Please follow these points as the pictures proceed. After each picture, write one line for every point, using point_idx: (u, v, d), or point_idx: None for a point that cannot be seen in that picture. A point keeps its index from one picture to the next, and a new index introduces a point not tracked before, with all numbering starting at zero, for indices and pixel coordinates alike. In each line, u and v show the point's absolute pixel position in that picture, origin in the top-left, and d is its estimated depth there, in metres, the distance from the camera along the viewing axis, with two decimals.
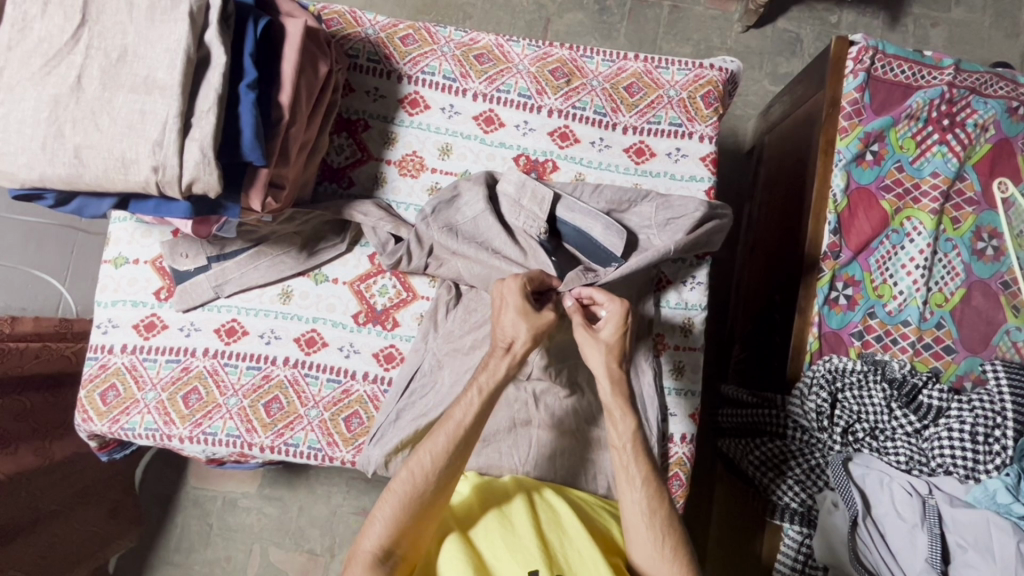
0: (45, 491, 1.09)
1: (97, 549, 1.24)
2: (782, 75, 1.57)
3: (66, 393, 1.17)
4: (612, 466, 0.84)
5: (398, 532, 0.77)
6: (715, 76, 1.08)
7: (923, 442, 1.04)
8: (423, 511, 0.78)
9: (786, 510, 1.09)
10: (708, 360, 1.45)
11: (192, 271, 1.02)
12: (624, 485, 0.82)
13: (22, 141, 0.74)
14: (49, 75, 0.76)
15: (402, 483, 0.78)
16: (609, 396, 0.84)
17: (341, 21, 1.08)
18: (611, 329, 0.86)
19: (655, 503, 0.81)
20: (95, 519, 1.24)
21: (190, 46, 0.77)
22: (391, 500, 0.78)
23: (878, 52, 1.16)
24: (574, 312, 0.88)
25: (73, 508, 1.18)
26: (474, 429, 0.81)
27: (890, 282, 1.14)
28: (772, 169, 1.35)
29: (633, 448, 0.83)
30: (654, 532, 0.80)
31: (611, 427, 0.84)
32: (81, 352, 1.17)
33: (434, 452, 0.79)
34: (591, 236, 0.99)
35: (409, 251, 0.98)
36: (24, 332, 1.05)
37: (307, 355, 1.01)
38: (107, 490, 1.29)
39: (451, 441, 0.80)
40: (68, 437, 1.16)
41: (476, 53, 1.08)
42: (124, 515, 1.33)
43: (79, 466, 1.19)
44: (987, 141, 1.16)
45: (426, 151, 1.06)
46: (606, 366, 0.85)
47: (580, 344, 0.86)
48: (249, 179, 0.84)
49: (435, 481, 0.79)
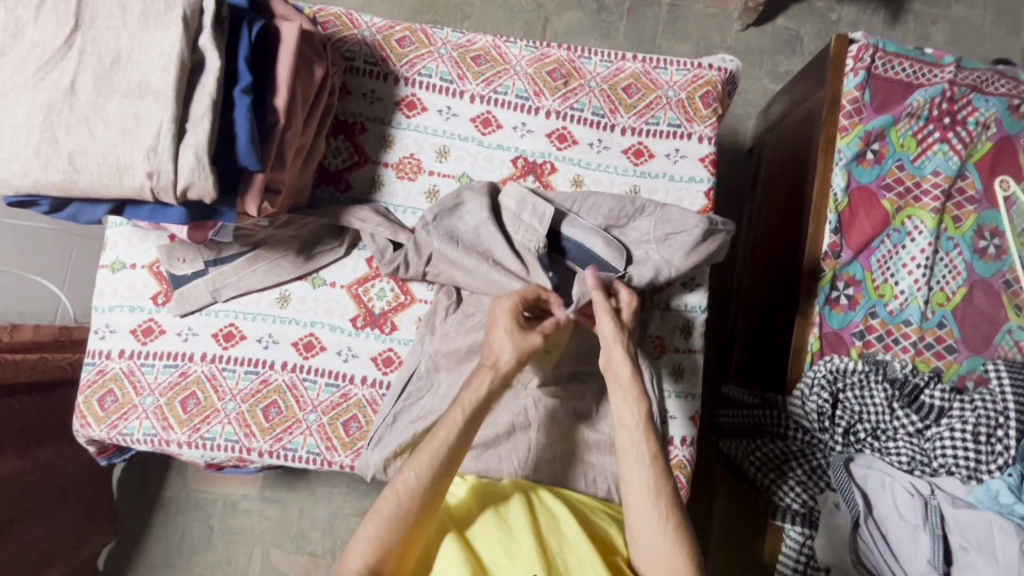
0: (24, 492, 1.09)
1: (72, 547, 1.23)
2: (782, 74, 1.56)
3: (53, 396, 1.17)
4: (620, 446, 0.83)
5: (382, 553, 0.77)
6: (714, 76, 1.07)
7: (924, 441, 1.03)
8: (408, 530, 0.78)
9: (787, 511, 1.06)
10: (709, 359, 1.44)
11: (189, 275, 1.01)
12: (630, 464, 0.82)
13: (16, 148, 0.74)
14: (43, 80, 0.76)
15: (389, 503, 0.78)
16: (627, 376, 0.85)
17: (337, 23, 1.07)
18: (625, 311, 0.89)
19: (661, 484, 0.80)
20: (71, 518, 1.23)
21: (184, 51, 0.77)
22: (375, 520, 0.78)
23: (878, 50, 1.15)
24: (595, 288, 0.88)
25: (51, 507, 1.17)
26: (458, 443, 0.81)
27: (891, 282, 1.13)
28: (772, 167, 1.34)
29: (644, 429, 0.83)
30: (659, 509, 0.79)
31: (623, 408, 0.84)
32: (76, 363, 1.17)
33: (417, 471, 0.79)
34: (592, 251, 0.98)
35: (407, 260, 0.98)
36: (23, 342, 1.06)
37: (305, 359, 1.00)
38: (84, 488, 1.27)
39: (433, 459, 0.80)
40: (47, 437, 1.15)
41: (473, 55, 1.07)
42: (98, 513, 1.31)
43: (59, 466, 1.18)
44: (988, 139, 1.15)
45: (423, 153, 1.05)
46: (620, 345, 0.86)
47: (600, 321, 0.87)
48: (245, 183, 0.84)
49: (418, 498, 0.78)
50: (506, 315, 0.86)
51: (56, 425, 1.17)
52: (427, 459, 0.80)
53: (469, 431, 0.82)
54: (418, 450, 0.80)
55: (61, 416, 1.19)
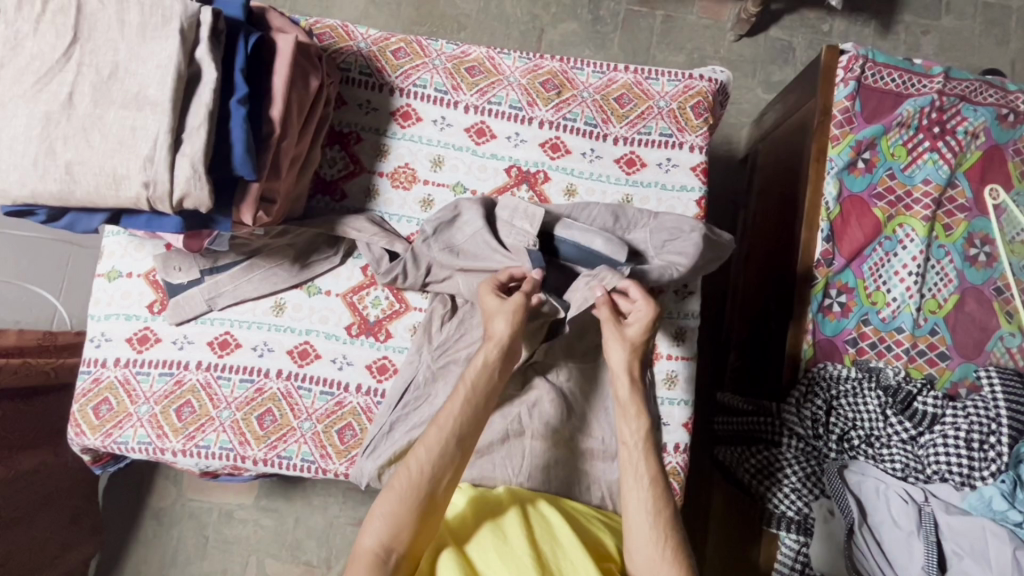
0: (6, 500, 1.08)
1: (55, 555, 1.22)
2: (775, 84, 1.58)
3: (45, 404, 1.17)
4: (620, 465, 0.84)
5: (397, 527, 0.77)
6: (705, 87, 1.09)
7: (918, 448, 1.05)
8: (424, 505, 0.79)
9: (783, 519, 1.06)
10: (704, 366, 1.45)
11: (185, 284, 1.02)
12: (630, 483, 0.82)
13: (14, 158, 0.75)
14: (41, 91, 0.77)
15: (403, 480, 0.79)
16: (627, 393, 0.86)
17: (333, 35, 1.09)
18: (635, 327, 0.88)
19: (660, 504, 0.80)
20: (55, 526, 1.22)
21: (181, 62, 0.78)
22: (391, 496, 0.79)
23: (868, 61, 1.16)
24: (601, 304, 0.90)
25: (37, 515, 1.16)
26: (472, 417, 0.83)
27: (883, 290, 1.14)
28: (765, 176, 1.36)
29: (643, 446, 0.84)
30: (656, 532, 0.79)
31: (624, 424, 0.85)
32: (62, 368, 1.17)
33: (429, 447, 0.81)
34: (592, 249, 0.98)
35: (405, 270, 0.99)
36: (5, 347, 1.07)
37: (300, 366, 1.01)
38: (68, 497, 1.26)
39: (443, 433, 0.81)
40: (29, 443, 1.14)
41: (468, 66, 1.08)
42: (82, 522, 1.30)
43: (42, 473, 1.17)
44: (977, 148, 1.16)
45: (418, 162, 1.06)
46: (629, 362, 0.87)
47: (605, 335, 0.89)
48: (240, 193, 0.85)
49: (432, 472, 0.80)
50: (503, 327, 0.87)
51: (41, 432, 1.17)
52: (439, 435, 0.81)
53: (479, 406, 0.84)
54: (431, 426, 0.82)
55: (47, 424, 1.18)
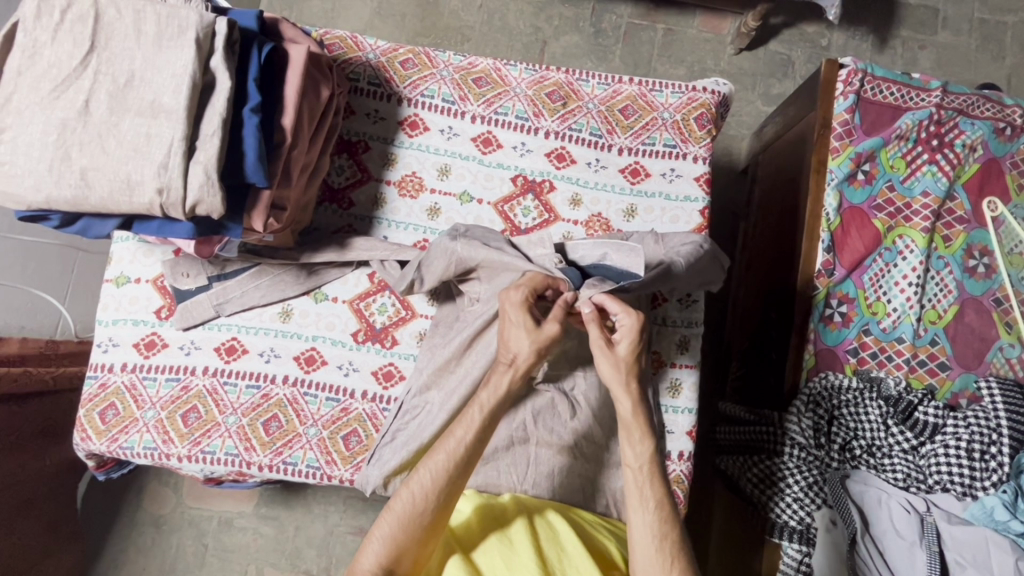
0: None
1: (36, 562, 1.20)
2: (775, 96, 1.60)
3: (36, 407, 1.17)
4: (625, 486, 0.82)
5: (397, 553, 0.78)
6: (708, 99, 1.11)
7: (919, 458, 1.06)
8: (422, 531, 0.79)
9: (784, 529, 1.04)
10: (707, 378, 1.46)
11: (193, 290, 1.03)
12: (635, 504, 0.80)
13: (30, 164, 0.76)
14: (58, 99, 0.78)
15: (402, 501, 0.79)
16: (629, 415, 0.83)
17: (342, 45, 1.11)
18: (623, 346, 0.84)
19: (666, 527, 0.79)
20: (36, 532, 1.20)
21: (196, 72, 0.79)
22: (390, 518, 0.79)
23: (867, 74, 1.18)
24: (589, 321, 0.85)
25: (20, 521, 1.15)
26: (476, 444, 0.82)
27: (884, 300, 1.15)
28: (766, 188, 1.37)
29: (649, 469, 0.82)
30: (663, 556, 0.77)
31: (628, 447, 0.83)
32: (60, 377, 1.19)
33: (433, 472, 0.80)
34: (610, 264, 0.94)
35: (423, 273, 0.95)
36: (7, 355, 1.08)
37: (307, 373, 1.01)
38: (49, 502, 1.24)
39: (450, 459, 0.80)
40: (14, 446, 1.13)
41: (475, 76, 1.10)
42: (62, 529, 1.28)
43: (23, 478, 1.15)
44: (975, 161, 1.18)
45: (425, 171, 1.08)
46: (622, 385, 0.83)
47: (595, 357, 0.85)
48: (251, 200, 0.86)
49: (434, 501, 0.79)
50: (528, 350, 0.83)
51: (29, 436, 1.16)
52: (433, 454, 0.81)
53: (491, 427, 0.83)
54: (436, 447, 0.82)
55: (35, 428, 1.18)
